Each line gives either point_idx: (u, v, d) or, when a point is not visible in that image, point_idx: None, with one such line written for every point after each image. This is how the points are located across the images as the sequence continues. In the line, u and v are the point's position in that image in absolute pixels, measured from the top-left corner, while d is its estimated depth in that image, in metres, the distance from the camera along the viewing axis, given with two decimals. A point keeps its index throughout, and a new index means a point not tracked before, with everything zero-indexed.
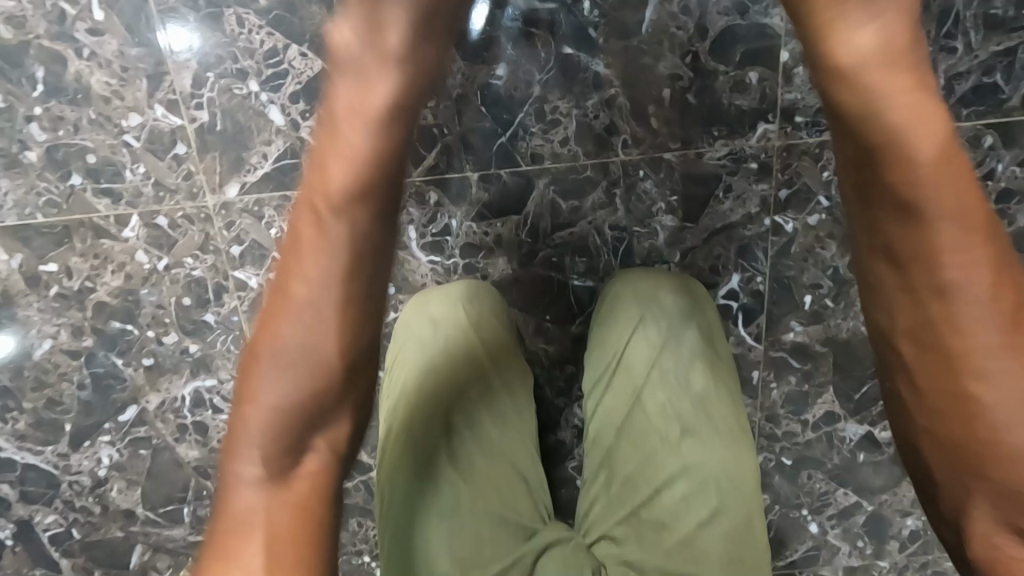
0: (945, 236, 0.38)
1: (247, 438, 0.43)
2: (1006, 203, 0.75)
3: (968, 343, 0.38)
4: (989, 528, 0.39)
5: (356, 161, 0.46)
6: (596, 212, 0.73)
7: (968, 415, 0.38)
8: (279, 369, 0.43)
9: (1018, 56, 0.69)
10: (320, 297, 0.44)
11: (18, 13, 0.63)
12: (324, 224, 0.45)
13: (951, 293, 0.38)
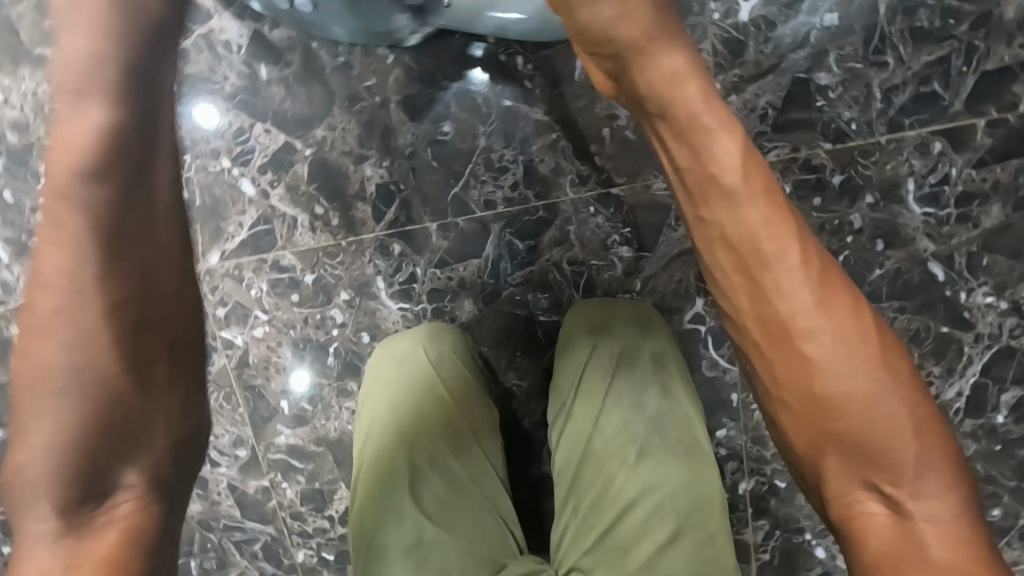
0: (752, 215, 0.39)
1: (30, 487, 0.36)
2: (967, 206, 0.75)
3: (791, 312, 0.38)
4: (846, 490, 0.39)
5: (91, 135, 0.37)
6: (553, 249, 0.76)
7: (809, 384, 0.38)
8: (50, 401, 0.36)
9: (953, 63, 0.70)
10: (83, 307, 0.36)
11: (22, 120, 0.71)
12: (68, 214, 0.37)
13: (770, 269, 0.39)
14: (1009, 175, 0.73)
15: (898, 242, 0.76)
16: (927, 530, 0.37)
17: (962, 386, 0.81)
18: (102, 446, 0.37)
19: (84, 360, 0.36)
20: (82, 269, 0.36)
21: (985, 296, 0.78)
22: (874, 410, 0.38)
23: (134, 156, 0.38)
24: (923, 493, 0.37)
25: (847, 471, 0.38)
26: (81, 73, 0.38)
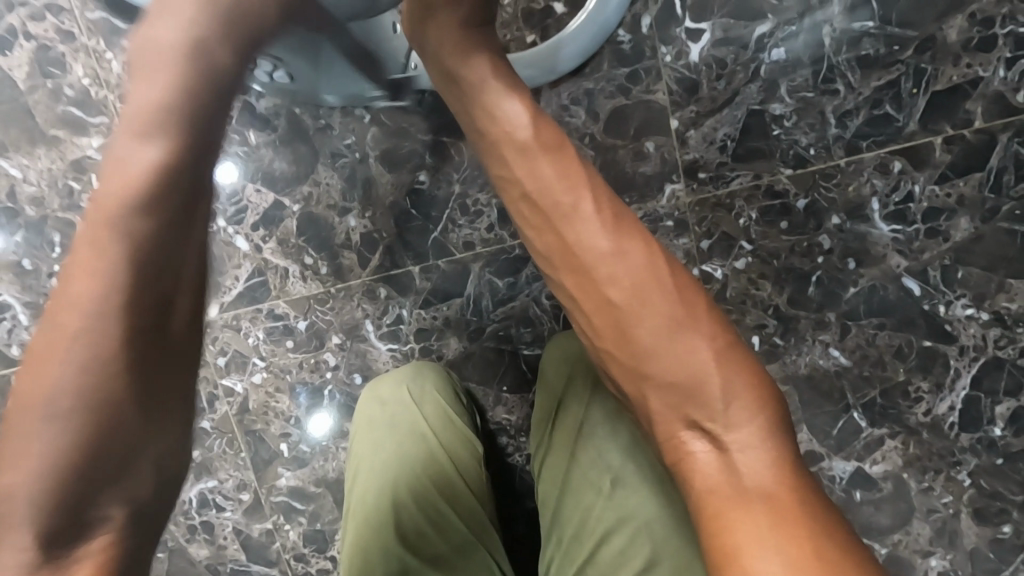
0: (585, 223, 0.53)
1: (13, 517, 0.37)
2: (935, 221, 0.76)
3: (594, 254, 0.52)
4: (670, 425, 0.48)
5: (140, 172, 0.43)
6: (532, 284, 0.79)
7: (618, 321, 0.50)
8: (53, 419, 0.38)
9: (903, 86, 0.73)
10: (98, 326, 0.40)
11: (39, 194, 0.78)
12: (109, 238, 0.41)
13: (598, 259, 0.52)
14: (972, 188, 0.75)
15: (869, 259, 0.77)
16: (745, 461, 0.45)
17: (954, 400, 0.81)
18: (95, 471, 0.39)
19: (95, 386, 0.39)
20: (106, 295, 0.40)
21: (964, 308, 0.78)
22: (681, 348, 0.48)
23: (177, 197, 0.44)
24: (741, 435, 0.46)
25: (677, 418, 0.48)
26: (132, 127, 0.45)
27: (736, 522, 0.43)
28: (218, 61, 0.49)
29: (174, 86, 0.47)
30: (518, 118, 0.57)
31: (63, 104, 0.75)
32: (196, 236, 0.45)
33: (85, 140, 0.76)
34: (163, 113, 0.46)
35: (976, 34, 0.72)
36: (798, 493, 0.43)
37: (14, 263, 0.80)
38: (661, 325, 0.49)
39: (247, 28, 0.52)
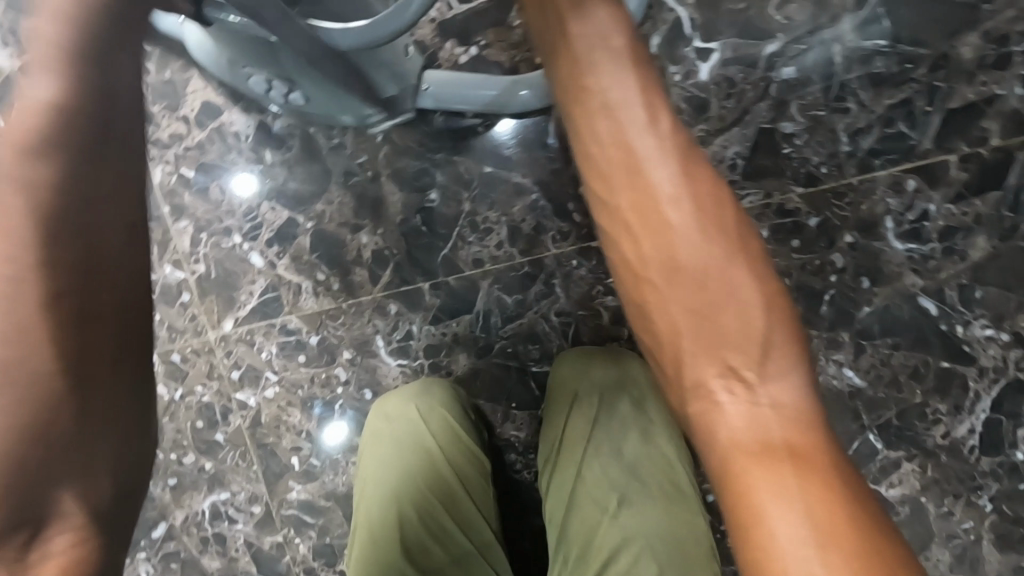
0: (642, 132, 0.48)
1: None
2: (951, 240, 0.75)
3: (650, 185, 0.47)
4: (702, 374, 0.43)
5: (43, 111, 0.36)
6: (540, 301, 0.79)
7: (663, 253, 0.46)
8: None
9: (916, 104, 0.72)
10: (12, 296, 0.34)
11: None
12: (14, 192, 0.35)
13: (650, 175, 0.47)
14: (989, 207, 0.74)
15: (883, 278, 0.76)
16: (772, 416, 0.40)
17: (973, 423, 0.79)
18: (47, 466, 0.35)
19: (11, 368, 0.34)
20: (21, 259, 0.35)
21: (983, 328, 0.76)
22: (722, 291, 0.45)
23: (89, 139, 0.37)
24: (774, 388, 0.42)
25: (708, 361, 0.43)
26: (38, 48, 0.38)
27: (755, 480, 0.38)
28: None
29: (74, 9, 0.39)
30: (595, 22, 0.51)
31: None
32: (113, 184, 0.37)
33: None
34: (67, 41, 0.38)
35: (991, 52, 0.71)
36: (824, 452, 0.39)
37: None
38: (698, 259, 0.46)
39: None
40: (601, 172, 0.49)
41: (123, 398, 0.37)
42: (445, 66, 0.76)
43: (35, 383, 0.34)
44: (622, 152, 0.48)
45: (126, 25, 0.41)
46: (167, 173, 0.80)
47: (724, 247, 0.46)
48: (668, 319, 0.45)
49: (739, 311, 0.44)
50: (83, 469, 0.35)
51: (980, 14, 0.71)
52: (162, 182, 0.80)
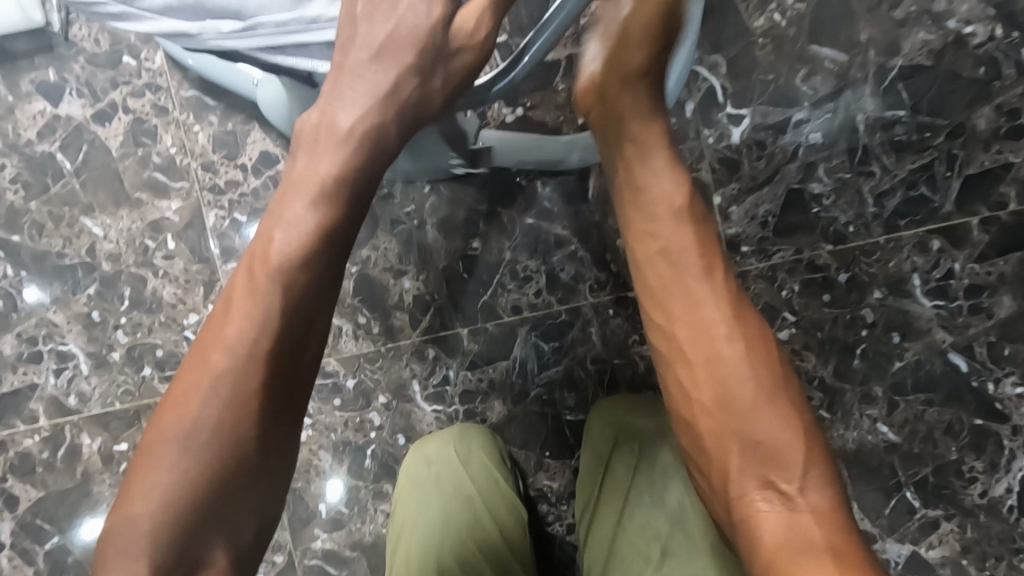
0: (697, 273, 0.53)
1: (140, 532, 0.41)
2: (977, 297, 0.77)
3: (695, 296, 0.52)
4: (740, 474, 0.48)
5: (297, 234, 0.47)
6: (577, 349, 0.81)
7: (703, 357, 0.51)
8: (188, 449, 0.42)
9: (937, 169, 0.76)
10: (238, 368, 0.44)
11: (115, 251, 0.83)
12: (259, 286, 0.46)
13: (706, 318, 0.52)
14: (1012, 267, 0.77)
15: (913, 333, 0.78)
16: (811, 521, 0.45)
17: (1010, 482, 0.78)
18: (216, 503, 0.42)
19: (216, 436, 0.42)
20: (252, 342, 0.44)
21: (1014, 386, 0.78)
22: (762, 404, 0.49)
23: (320, 265, 0.47)
24: (813, 496, 0.46)
25: (752, 476, 0.48)
26: (302, 181, 0.50)
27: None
28: (387, 142, 0.52)
29: (336, 159, 0.50)
30: (653, 163, 0.55)
31: (150, 170, 0.82)
32: (317, 300, 0.47)
33: (165, 202, 0.82)
34: (332, 189, 0.49)
35: (1004, 124, 0.75)
36: (848, 544, 0.44)
37: (83, 315, 0.84)
38: (746, 393, 0.49)
39: (416, 114, 0.52)
40: (653, 271, 0.54)
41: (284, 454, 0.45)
42: (491, 124, 0.80)
43: (221, 448, 0.42)
44: (670, 258, 0.53)
45: (359, 169, 0.50)
46: (219, 217, 0.82)
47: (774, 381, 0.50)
48: (717, 440, 0.49)
49: (784, 437, 0.48)
50: (234, 528, 0.43)
51: (994, 88, 0.75)
52: (214, 225, 0.82)
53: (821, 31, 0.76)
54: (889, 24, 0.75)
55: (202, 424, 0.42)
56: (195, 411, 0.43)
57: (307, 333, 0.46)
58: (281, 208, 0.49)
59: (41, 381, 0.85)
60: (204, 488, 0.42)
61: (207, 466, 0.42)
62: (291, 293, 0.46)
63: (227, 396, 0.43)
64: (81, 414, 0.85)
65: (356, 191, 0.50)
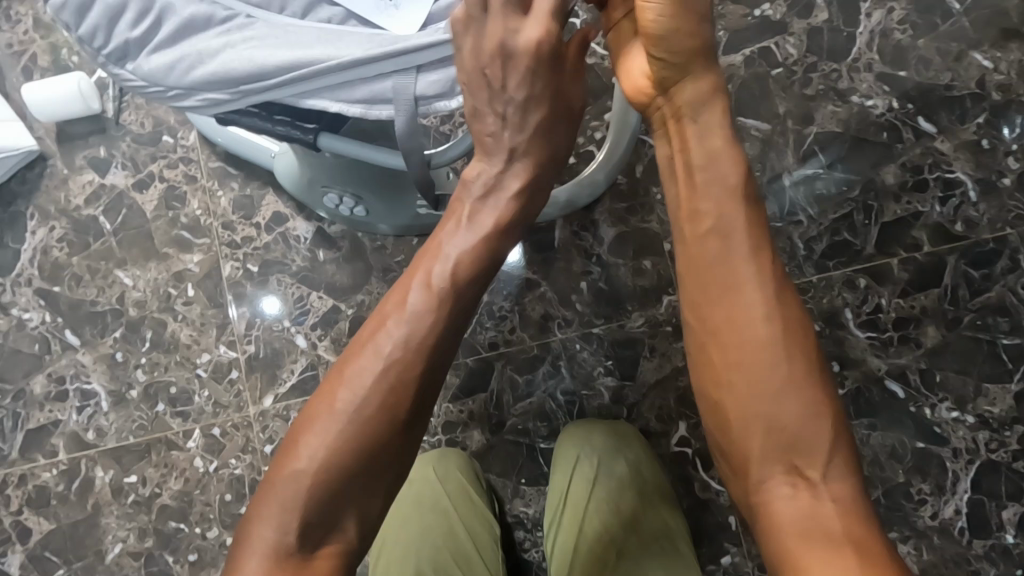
0: (739, 245, 0.53)
1: (295, 479, 0.52)
2: (905, 329, 0.86)
3: (734, 288, 0.53)
4: (768, 464, 0.50)
5: (461, 263, 0.61)
6: (548, 381, 0.89)
7: (734, 342, 0.52)
8: (342, 423, 0.54)
9: (855, 217, 0.88)
10: (402, 358, 0.56)
11: (142, 299, 0.95)
12: (420, 298, 0.59)
13: (739, 298, 0.52)
14: (933, 301, 0.86)
15: (851, 363, 0.86)
16: (834, 511, 0.48)
17: (958, 503, 0.83)
18: (356, 471, 0.53)
19: (383, 422, 0.54)
20: (408, 340, 0.56)
21: (949, 410, 0.84)
22: (794, 396, 0.50)
23: (466, 297, 0.60)
24: (835, 484, 0.49)
25: (778, 461, 0.50)
26: (457, 223, 0.64)
27: (813, 561, 0.46)
28: (526, 208, 0.67)
29: (489, 212, 0.64)
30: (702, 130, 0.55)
31: (178, 228, 0.95)
32: (461, 323, 0.60)
33: (188, 255, 0.95)
34: (482, 234, 0.63)
35: (910, 178, 0.88)
36: (871, 543, 0.46)
37: (108, 355, 0.94)
38: (780, 387, 0.50)
39: (549, 181, 0.69)
40: (701, 260, 0.54)
41: (414, 440, 0.56)
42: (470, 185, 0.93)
43: (385, 434, 0.54)
44: (714, 252, 0.54)
45: (507, 220, 0.65)
46: (235, 268, 0.94)
47: (812, 364, 0.51)
48: (746, 429, 0.51)
49: (808, 429, 0.49)
50: (361, 499, 0.54)
51: (898, 149, 0.88)
52: (230, 274, 0.94)
53: (745, 106, 0.90)
54: (802, 100, 0.90)
55: (367, 406, 0.54)
56: (361, 385, 0.55)
57: (445, 345, 0.58)
58: (439, 243, 0.63)
59: (63, 418, 0.94)
60: (353, 455, 0.53)
61: (367, 442, 0.53)
62: (455, 310, 0.59)
63: (402, 383, 0.55)
64: (96, 448, 0.93)
65: (500, 244, 0.64)
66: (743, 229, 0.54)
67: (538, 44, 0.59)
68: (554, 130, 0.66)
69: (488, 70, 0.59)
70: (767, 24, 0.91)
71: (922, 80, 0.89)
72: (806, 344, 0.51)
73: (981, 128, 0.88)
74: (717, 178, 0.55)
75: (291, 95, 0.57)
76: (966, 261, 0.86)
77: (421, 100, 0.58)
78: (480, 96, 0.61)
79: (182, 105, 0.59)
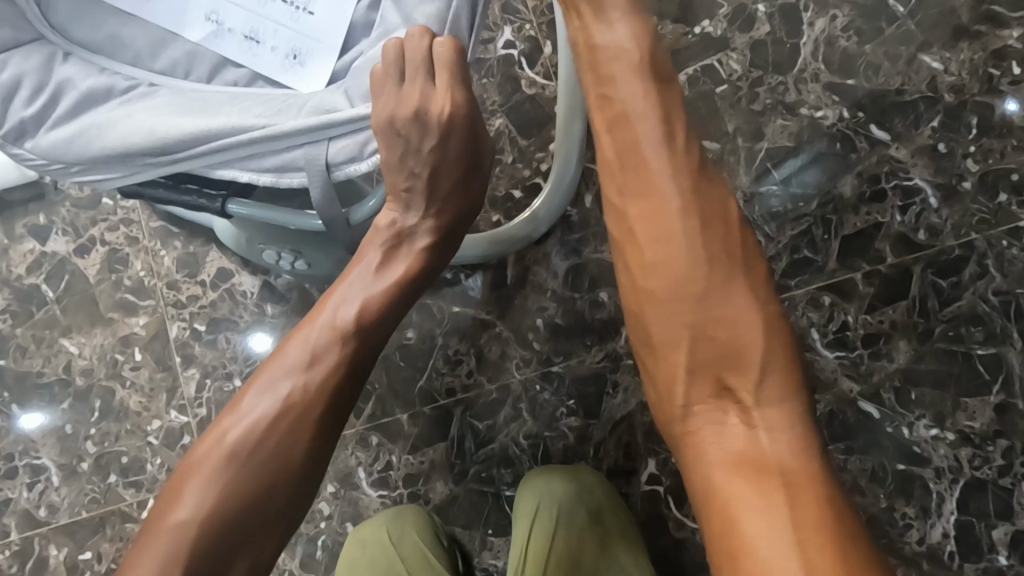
0: (655, 147, 0.53)
1: (176, 525, 0.51)
2: (875, 345, 0.83)
3: (659, 205, 0.52)
4: (699, 389, 0.51)
5: (362, 307, 0.59)
6: (509, 426, 0.86)
7: (658, 253, 0.52)
8: (229, 467, 0.52)
9: (815, 232, 0.85)
10: (291, 393, 0.55)
11: (89, 366, 0.92)
12: (315, 338, 0.57)
13: (665, 211, 0.52)
14: (901, 314, 0.83)
15: (822, 385, 0.82)
16: (768, 439, 0.48)
17: (945, 526, 0.79)
18: (243, 512, 0.52)
19: (273, 470, 0.53)
20: (300, 378, 0.55)
21: (928, 427, 0.81)
22: (725, 316, 0.51)
23: (367, 340, 0.58)
24: (765, 405, 0.49)
25: (706, 383, 0.50)
26: (359, 267, 0.61)
27: (739, 488, 0.46)
28: (438, 256, 0.65)
29: (397, 259, 0.62)
30: (625, 51, 0.53)
31: (122, 292, 0.93)
32: (361, 367, 0.58)
33: (133, 319, 0.92)
34: (387, 279, 0.61)
35: (868, 189, 0.85)
36: (813, 470, 0.47)
37: (57, 428, 0.91)
38: (711, 307, 0.51)
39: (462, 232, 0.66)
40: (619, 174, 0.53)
41: (313, 476, 0.55)
42: None
43: (280, 478, 0.53)
44: (637, 166, 0.53)
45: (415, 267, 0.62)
46: (182, 328, 0.92)
47: (736, 272, 0.52)
48: (675, 346, 0.51)
49: (744, 350, 0.50)
50: (252, 546, 0.52)
51: (852, 159, 0.86)
52: (177, 336, 0.92)
53: (692, 126, 0.88)
54: (750, 115, 0.87)
55: (260, 451, 0.53)
56: (246, 422, 0.54)
57: (346, 380, 0.57)
58: (340, 287, 0.60)
59: (14, 496, 0.91)
60: (238, 500, 0.52)
61: (259, 488, 0.52)
62: (360, 352, 0.58)
63: (291, 428, 0.54)
64: (49, 525, 0.90)
65: (407, 289, 0.62)
66: (660, 150, 0.52)
67: (452, 113, 0.56)
68: (472, 184, 0.63)
69: (403, 135, 0.55)
70: (709, 41, 0.88)
71: (872, 86, 0.86)
72: (731, 252, 0.52)
73: (937, 132, 0.85)
74: (638, 100, 0.53)
75: (195, 166, 0.53)
76: (933, 270, 0.83)
77: (334, 167, 0.51)
78: (396, 158, 0.57)
79: (90, 182, 0.55)
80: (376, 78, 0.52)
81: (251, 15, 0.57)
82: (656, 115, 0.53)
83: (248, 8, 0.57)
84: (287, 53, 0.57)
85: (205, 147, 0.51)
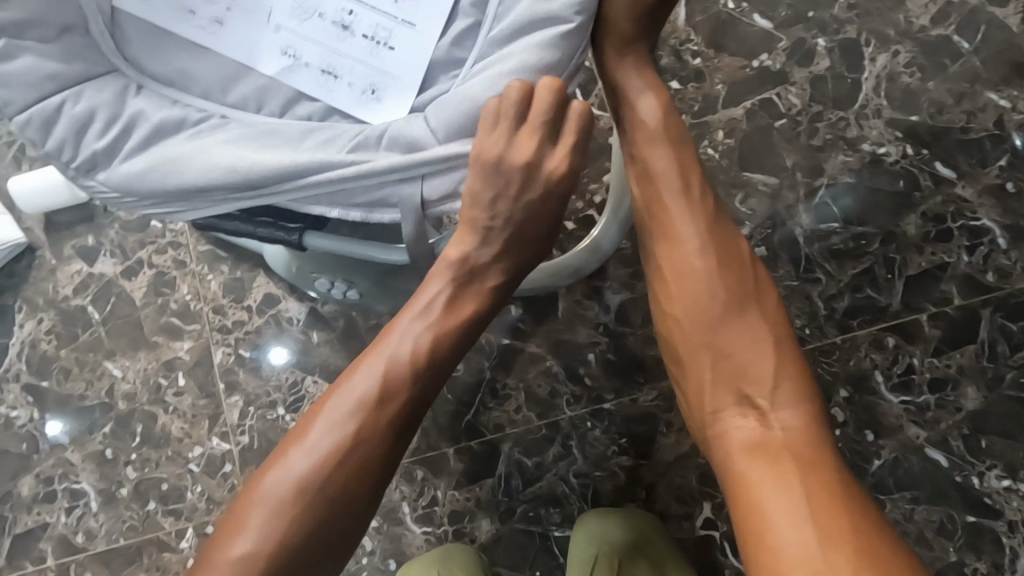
0: (664, 168, 0.56)
1: (240, 559, 0.51)
2: (942, 391, 0.80)
3: (673, 225, 0.56)
4: (720, 396, 0.52)
5: (426, 343, 0.57)
6: (558, 463, 0.83)
7: (675, 269, 0.55)
8: (289, 500, 0.52)
9: (877, 272, 0.82)
10: (349, 423, 0.55)
11: (132, 390, 0.91)
12: (375, 370, 0.56)
13: (678, 231, 0.55)
14: (969, 359, 0.80)
15: (886, 431, 0.79)
16: (784, 437, 0.49)
17: None
18: (304, 544, 0.52)
19: (334, 501, 0.53)
20: (363, 413, 0.55)
21: (999, 478, 0.77)
22: (737, 326, 0.53)
23: (429, 376, 0.58)
24: (784, 414, 0.50)
25: (726, 392, 0.52)
26: (426, 300, 0.59)
27: (761, 486, 0.47)
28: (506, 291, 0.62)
29: (466, 294, 0.60)
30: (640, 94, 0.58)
31: (167, 315, 0.92)
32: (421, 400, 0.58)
33: (178, 343, 0.91)
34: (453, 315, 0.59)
35: (932, 228, 0.83)
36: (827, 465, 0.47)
37: (97, 453, 0.90)
38: (722, 318, 0.53)
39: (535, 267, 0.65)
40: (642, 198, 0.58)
41: (368, 502, 0.55)
42: None
43: (341, 506, 0.53)
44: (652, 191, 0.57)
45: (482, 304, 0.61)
46: (226, 354, 0.91)
47: (746, 284, 0.54)
48: (694, 359, 0.53)
49: (758, 357, 0.51)
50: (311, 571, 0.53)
51: (916, 197, 0.83)
52: (221, 361, 0.91)
53: (749, 161, 0.86)
54: (809, 151, 0.86)
55: (323, 485, 0.53)
56: (308, 455, 0.54)
57: (405, 412, 0.57)
58: (406, 318, 0.58)
59: (52, 521, 0.89)
60: (300, 535, 0.52)
61: (318, 519, 0.52)
62: (423, 387, 0.57)
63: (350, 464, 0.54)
64: (86, 552, 0.88)
65: (472, 326, 0.61)
66: (671, 170, 0.56)
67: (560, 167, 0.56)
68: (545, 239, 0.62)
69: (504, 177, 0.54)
70: (767, 75, 0.87)
71: (935, 123, 0.84)
72: (747, 279, 0.54)
73: (1004, 171, 0.83)
74: (650, 131, 0.57)
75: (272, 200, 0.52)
76: (1002, 313, 0.80)
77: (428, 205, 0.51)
78: (488, 197, 0.56)
79: (162, 214, 0.55)
80: (490, 113, 0.50)
81: (326, 49, 0.56)
82: (666, 143, 0.57)
83: (323, 41, 0.56)
84: (363, 88, 0.56)
85: (290, 183, 0.51)
